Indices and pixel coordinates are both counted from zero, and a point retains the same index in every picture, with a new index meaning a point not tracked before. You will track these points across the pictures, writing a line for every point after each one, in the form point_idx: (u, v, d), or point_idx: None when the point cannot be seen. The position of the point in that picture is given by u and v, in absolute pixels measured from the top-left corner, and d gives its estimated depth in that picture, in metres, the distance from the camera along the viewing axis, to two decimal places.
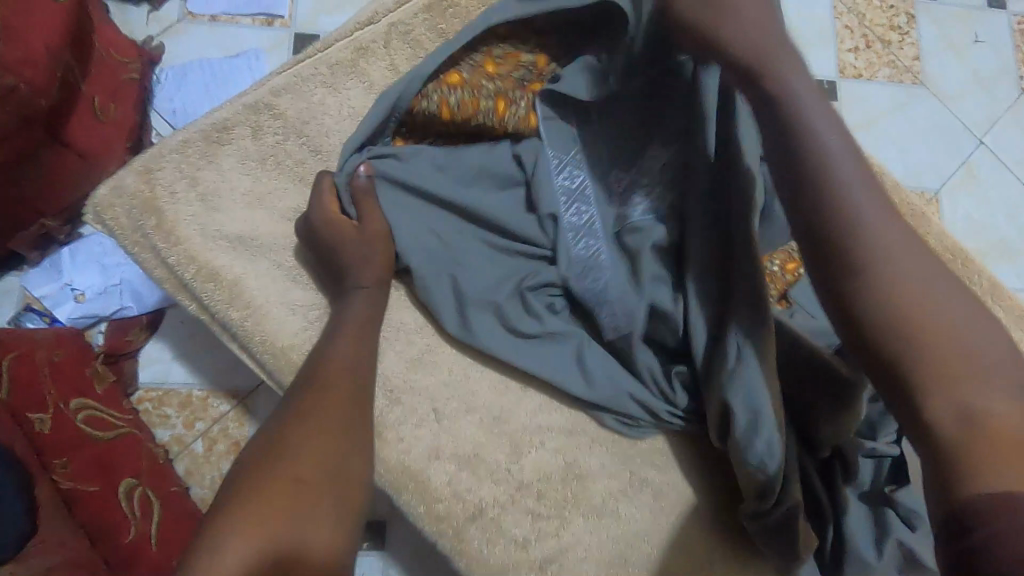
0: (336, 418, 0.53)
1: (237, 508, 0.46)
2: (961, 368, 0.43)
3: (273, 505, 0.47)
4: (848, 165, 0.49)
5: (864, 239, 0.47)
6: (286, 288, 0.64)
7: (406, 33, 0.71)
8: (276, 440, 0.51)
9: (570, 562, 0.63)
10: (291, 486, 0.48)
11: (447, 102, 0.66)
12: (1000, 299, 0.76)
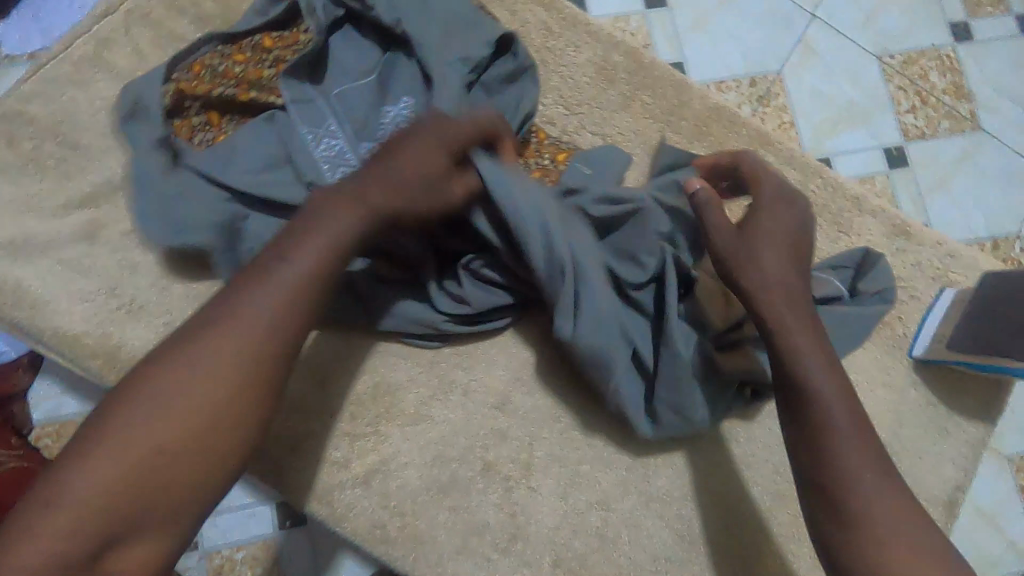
0: (238, 362, 0.46)
1: (122, 406, 0.44)
2: (879, 528, 0.51)
3: (168, 414, 0.44)
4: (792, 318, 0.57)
5: (837, 439, 0.53)
6: (69, 279, 0.67)
7: (145, 16, 0.73)
8: (176, 372, 0.45)
9: (392, 471, 0.67)
10: (192, 408, 0.45)
11: (186, 97, 0.68)
12: (769, 146, 0.80)
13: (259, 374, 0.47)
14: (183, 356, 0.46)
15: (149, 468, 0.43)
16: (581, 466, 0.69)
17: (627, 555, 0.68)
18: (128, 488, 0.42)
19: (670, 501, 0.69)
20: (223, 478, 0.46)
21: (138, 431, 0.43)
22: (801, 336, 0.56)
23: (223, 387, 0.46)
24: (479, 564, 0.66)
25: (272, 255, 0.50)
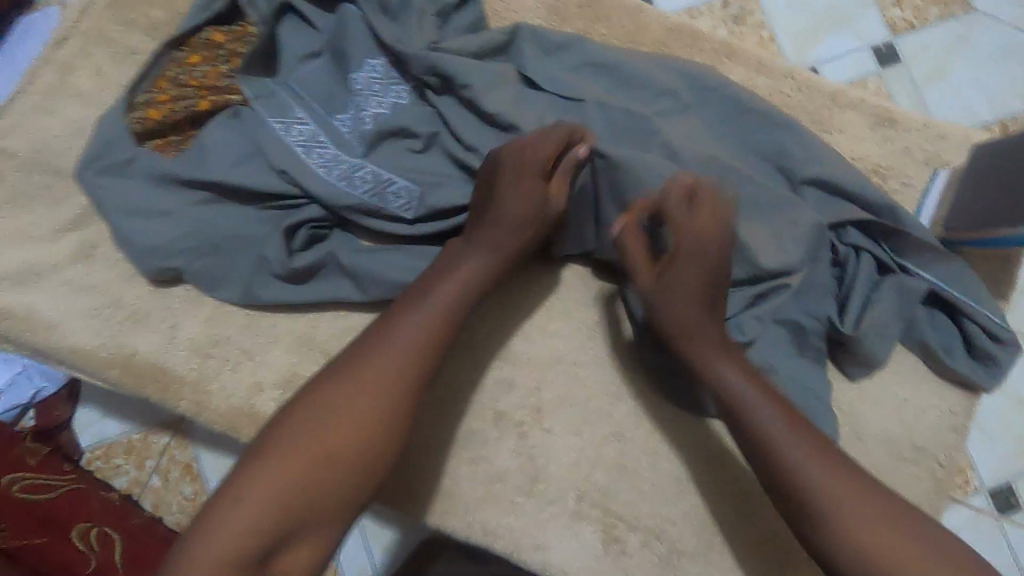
0: (376, 425, 0.54)
1: (300, 410, 0.54)
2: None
3: (339, 421, 0.53)
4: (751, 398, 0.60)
5: (819, 497, 0.56)
6: (76, 298, 0.70)
7: (98, 35, 0.75)
8: (323, 426, 0.53)
9: None
10: (353, 425, 0.53)
11: (154, 108, 0.70)
12: (736, 56, 0.79)
13: (385, 412, 0.55)
14: (348, 390, 0.55)
15: (304, 484, 0.51)
16: (591, 401, 0.71)
17: (649, 480, 0.69)
18: (294, 497, 0.50)
19: (684, 424, 0.70)
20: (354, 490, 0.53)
21: (319, 439, 0.52)
22: (708, 346, 0.63)
23: (361, 454, 0.53)
24: (507, 510, 0.68)
25: (395, 340, 0.57)
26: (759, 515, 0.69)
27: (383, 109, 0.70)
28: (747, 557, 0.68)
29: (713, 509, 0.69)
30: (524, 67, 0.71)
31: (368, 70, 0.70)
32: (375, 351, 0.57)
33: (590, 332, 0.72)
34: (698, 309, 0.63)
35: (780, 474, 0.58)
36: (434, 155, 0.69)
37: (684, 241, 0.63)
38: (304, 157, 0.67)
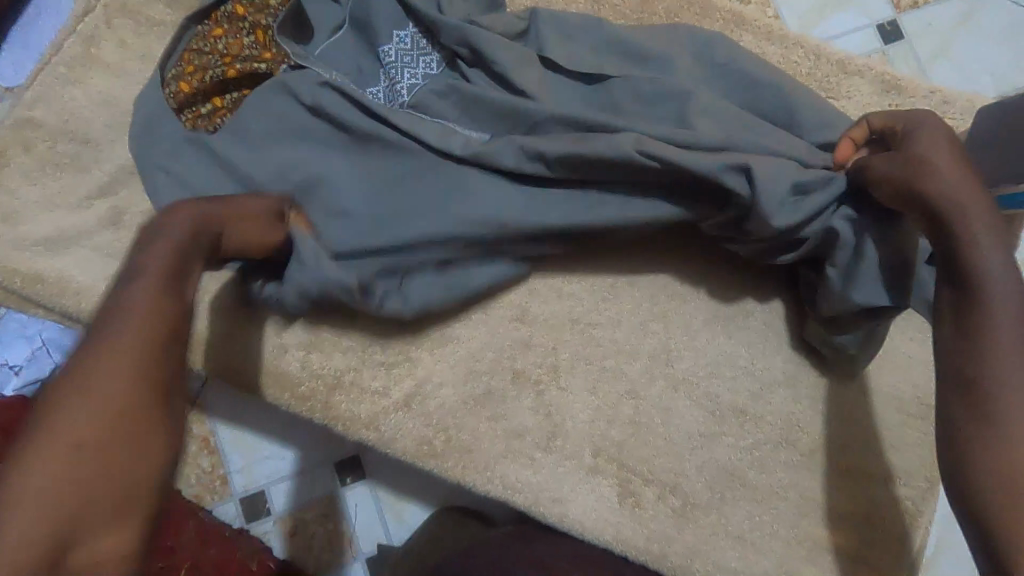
0: (112, 429, 0.41)
1: (46, 411, 0.40)
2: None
3: (60, 444, 0.39)
4: (999, 283, 0.50)
5: (1009, 375, 0.47)
6: (105, 262, 0.72)
7: (123, 8, 0.76)
8: (27, 454, 0.39)
9: (429, 392, 0.72)
10: (70, 465, 0.39)
11: (185, 77, 0.72)
12: (745, 27, 0.82)
13: (153, 394, 0.44)
14: (39, 436, 0.39)
15: (60, 497, 0.38)
16: (606, 361, 0.73)
17: (662, 436, 0.72)
18: (63, 517, 0.37)
19: (696, 382, 0.73)
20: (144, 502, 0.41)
21: (44, 477, 0.38)
22: (986, 233, 0.52)
23: (91, 456, 0.40)
24: (526, 465, 0.71)
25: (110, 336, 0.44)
26: (769, 468, 0.71)
27: (415, 81, 0.72)
28: (757, 508, 0.71)
29: (724, 463, 0.71)
30: (544, 45, 0.72)
31: (395, 41, 0.72)
32: (73, 372, 0.42)
33: (605, 295, 0.74)
34: (966, 187, 0.54)
35: (991, 362, 0.48)
36: (463, 117, 0.69)
37: (924, 176, 0.55)
38: (338, 121, 0.69)
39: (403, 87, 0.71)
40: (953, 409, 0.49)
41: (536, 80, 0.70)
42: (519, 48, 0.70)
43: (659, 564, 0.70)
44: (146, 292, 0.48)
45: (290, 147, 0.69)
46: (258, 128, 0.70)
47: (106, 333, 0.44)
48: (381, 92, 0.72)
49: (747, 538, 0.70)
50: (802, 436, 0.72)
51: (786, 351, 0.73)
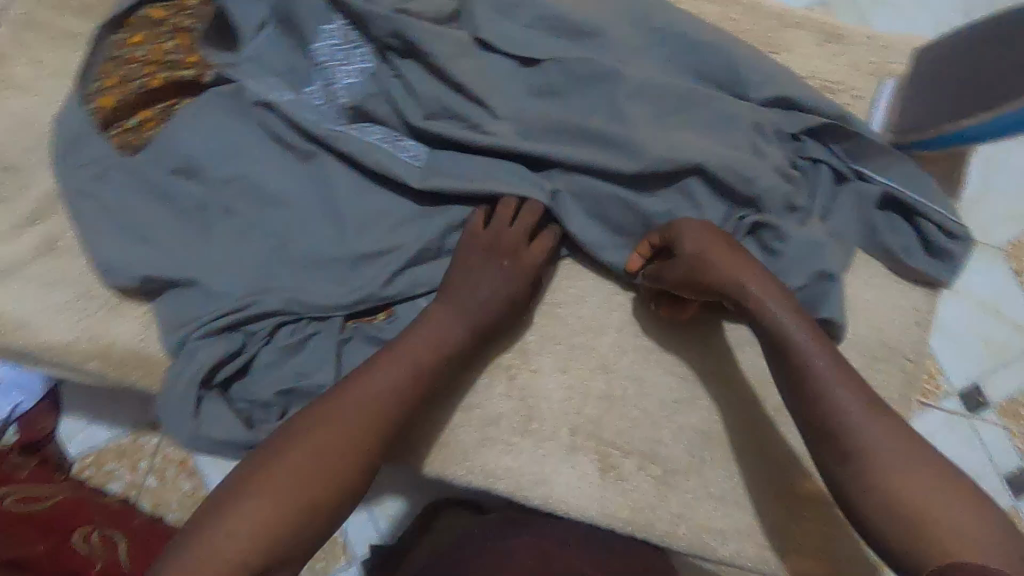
0: (311, 473, 0.55)
1: (279, 460, 0.55)
2: (922, 509, 0.51)
3: (269, 498, 0.52)
4: (805, 344, 0.59)
5: (868, 451, 0.54)
6: (43, 292, 0.68)
7: (32, 24, 0.72)
8: (273, 456, 0.55)
9: None
10: (321, 469, 0.55)
11: (108, 93, 0.69)
12: None
13: (324, 487, 0.55)
14: (297, 454, 0.55)
15: (281, 525, 0.52)
16: (575, 339, 0.72)
17: (637, 407, 0.72)
18: (272, 530, 0.51)
19: (665, 350, 0.73)
20: (317, 531, 0.54)
21: (301, 486, 0.54)
22: (769, 295, 0.61)
23: (313, 487, 0.54)
24: (504, 451, 0.70)
25: (298, 452, 0.55)
26: (744, 426, 0.72)
27: (353, 79, 0.69)
28: (736, 467, 0.71)
29: (700, 426, 0.72)
30: (478, 25, 0.70)
31: (326, 36, 0.69)
32: (280, 446, 0.56)
33: (567, 271, 0.74)
34: (736, 253, 0.63)
35: (816, 402, 0.57)
36: (410, 111, 0.69)
37: (695, 243, 0.63)
38: (288, 132, 0.69)
39: (342, 85, 0.69)
40: (828, 460, 0.56)
41: (473, 70, 0.69)
42: (456, 37, 0.68)
43: (646, 534, 0.70)
44: (382, 386, 0.60)
45: (239, 161, 0.68)
46: (201, 143, 0.68)
47: (366, 386, 0.60)
48: (321, 91, 0.70)
49: (730, 497, 0.71)
50: (773, 392, 0.73)
51: None
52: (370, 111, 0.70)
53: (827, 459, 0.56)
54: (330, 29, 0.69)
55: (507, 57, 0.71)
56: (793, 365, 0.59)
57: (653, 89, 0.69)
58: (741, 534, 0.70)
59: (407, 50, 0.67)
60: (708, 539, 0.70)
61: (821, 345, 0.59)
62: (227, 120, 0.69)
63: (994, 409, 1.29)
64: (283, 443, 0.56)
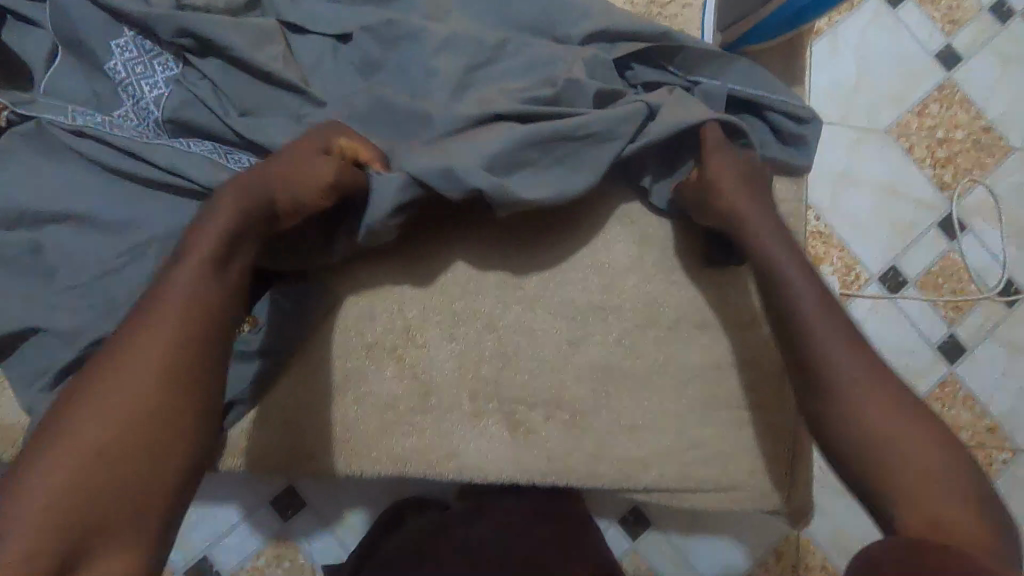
0: (141, 385, 0.46)
1: (74, 412, 0.44)
2: (900, 469, 0.50)
3: (105, 415, 0.44)
4: (792, 273, 0.61)
5: (841, 386, 0.55)
6: None
7: None
8: (96, 380, 0.46)
9: (285, 398, 0.68)
10: (134, 420, 0.45)
11: None
12: None
13: (167, 394, 0.47)
14: (119, 356, 0.47)
15: (109, 465, 0.43)
16: (456, 305, 0.71)
17: (533, 357, 0.71)
18: (101, 476, 0.42)
19: (549, 295, 0.72)
20: (175, 454, 0.46)
21: (132, 405, 0.45)
22: (767, 240, 0.64)
23: (150, 405, 0.46)
24: (409, 433, 0.68)
25: (145, 344, 0.48)
26: (641, 352, 0.72)
27: (161, 90, 0.65)
28: (641, 393, 0.71)
29: (599, 362, 0.71)
30: (282, 14, 0.69)
31: (121, 48, 0.64)
32: (125, 332, 0.49)
33: (434, 240, 0.72)
34: (729, 176, 0.66)
35: (813, 355, 0.57)
36: (231, 109, 0.65)
37: (715, 155, 0.66)
38: (98, 153, 0.64)
39: (150, 94, 0.65)
40: (804, 396, 0.58)
41: (283, 58, 0.66)
42: (259, 25, 0.65)
43: (569, 480, 0.70)
44: (183, 287, 0.51)
45: (57, 200, 0.64)
46: (9, 190, 0.63)
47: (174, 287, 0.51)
48: (132, 108, 0.66)
49: (641, 424, 0.71)
50: (665, 312, 0.73)
51: (623, 238, 0.73)
52: (188, 116, 0.65)
53: (802, 397, 0.58)
54: (124, 38, 0.64)
55: (321, 36, 0.69)
56: (784, 295, 0.61)
57: (468, 39, 0.68)
58: (660, 457, 0.71)
59: (206, 47, 0.64)
60: (629, 470, 0.70)
61: (828, 312, 0.59)
62: (34, 160, 0.64)
63: (914, 285, 1.33)
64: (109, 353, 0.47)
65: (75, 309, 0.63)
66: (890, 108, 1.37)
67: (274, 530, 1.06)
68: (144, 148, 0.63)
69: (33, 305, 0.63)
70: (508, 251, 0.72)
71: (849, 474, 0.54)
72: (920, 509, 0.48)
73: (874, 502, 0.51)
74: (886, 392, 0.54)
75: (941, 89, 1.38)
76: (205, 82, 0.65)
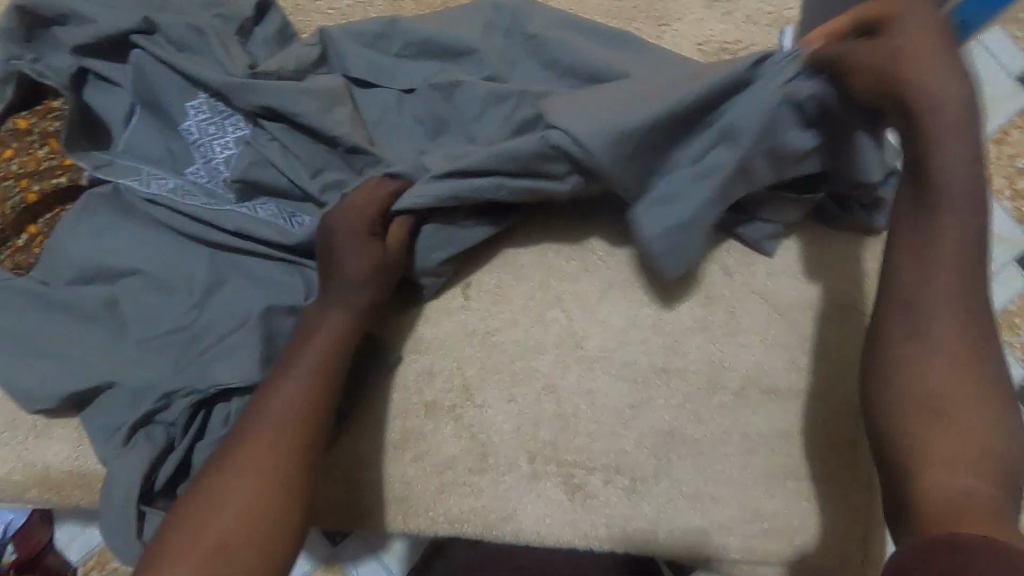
0: (261, 462, 0.56)
1: (212, 491, 0.55)
2: (961, 450, 0.54)
3: (239, 494, 0.55)
4: (946, 236, 0.58)
5: (897, 360, 0.58)
6: None
7: None
8: (224, 467, 0.56)
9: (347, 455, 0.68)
10: (255, 502, 0.55)
11: None
12: None
13: (281, 469, 0.56)
14: (234, 450, 0.57)
15: (227, 545, 0.52)
16: (517, 366, 0.70)
17: (592, 420, 0.69)
18: (222, 555, 0.52)
19: (610, 356, 0.70)
20: (289, 515, 0.55)
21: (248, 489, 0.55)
22: (948, 216, 0.59)
23: (269, 479, 0.56)
24: (466, 495, 0.68)
25: (261, 426, 0.58)
26: (705, 417, 0.69)
27: (231, 151, 0.66)
28: (705, 461, 0.69)
29: (661, 426, 0.69)
30: (349, 69, 0.70)
31: (195, 111, 0.66)
32: (246, 414, 0.59)
33: (493, 298, 0.71)
34: (968, 182, 0.59)
35: (904, 283, 0.59)
36: (299, 169, 0.65)
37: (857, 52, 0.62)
38: (178, 214, 0.66)
39: (223, 155, 0.66)
40: (868, 377, 0.60)
41: (350, 119, 0.66)
42: (326, 85, 0.65)
43: (626, 546, 0.68)
44: (306, 364, 0.60)
45: (136, 260, 0.66)
46: (92, 250, 0.66)
47: (294, 361, 0.61)
48: (204, 168, 0.67)
49: (704, 493, 0.69)
50: (731, 376, 0.70)
51: (689, 297, 0.71)
52: (258, 176, 0.65)
53: (864, 380, 0.60)
54: (198, 101, 0.66)
55: (390, 92, 0.70)
56: (932, 243, 0.59)
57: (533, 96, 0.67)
58: (723, 527, 0.68)
59: (272, 111, 0.64)
60: (691, 539, 0.68)
61: (958, 276, 0.58)
62: (114, 219, 0.67)
63: (987, 326, 1.25)
64: (227, 446, 0.57)
65: (151, 366, 0.65)
66: None
67: (324, 558, 1.07)
68: (216, 213, 0.65)
69: (112, 360, 0.65)
70: (576, 314, 0.71)
71: (876, 411, 0.59)
72: (944, 485, 0.53)
73: (889, 456, 0.57)
74: (976, 382, 0.56)
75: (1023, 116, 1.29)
76: (273, 143, 0.65)
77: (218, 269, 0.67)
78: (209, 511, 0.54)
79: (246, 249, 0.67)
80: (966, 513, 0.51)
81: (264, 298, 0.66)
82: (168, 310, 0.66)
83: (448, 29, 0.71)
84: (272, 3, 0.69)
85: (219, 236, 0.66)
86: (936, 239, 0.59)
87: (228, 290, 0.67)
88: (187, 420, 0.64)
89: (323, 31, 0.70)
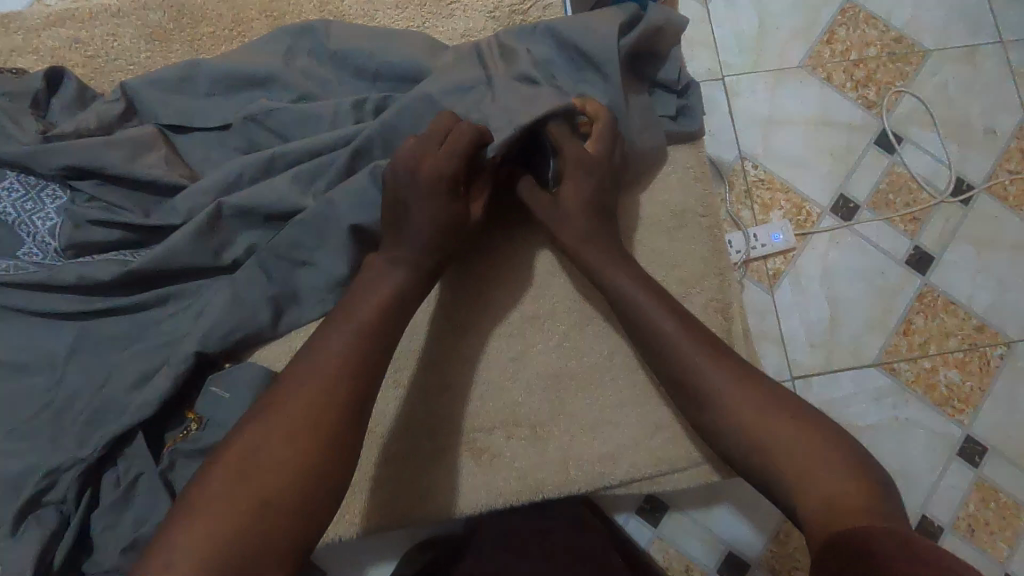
0: (309, 406, 0.54)
1: (231, 459, 0.51)
2: (790, 456, 0.55)
3: (295, 437, 0.52)
4: (646, 299, 0.65)
5: (679, 362, 0.62)
6: None
7: None
8: (252, 433, 0.53)
9: None
10: (297, 460, 0.51)
11: None
12: None
13: (324, 419, 0.53)
14: (259, 419, 0.54)
15: (263, 501, 0.49)
16: (450, 346, 0.71)
17: (481, 384, 0.71)
18: (247, 524, 0.48)
19: (482, 318, 0.72)
20: (331, 469, 0.52)
21: (300, 429, 0.53)
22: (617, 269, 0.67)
23: (321, 423, 0.53)
24: (377, 486, 0.69)
25: (317, 364, 0.56)
26: (585, 350, 0.72)
27: (53, 220, 0.66)
28: (595, 391, 0.71)
29: (547, 370, 0.71)
30: (159, 118, 0.70)
31: (7, 191, 0.66)
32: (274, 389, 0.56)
33: None
34: (605, 253, 0.68)
35: (646, 324, 0.65)
36: (125, 218, 0.66)
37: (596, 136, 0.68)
38: (15, 296, 0.65)
39: (45, 228, 0.66)
40: (688, 410, 0.63)
41: (164, 162, 0.69)
42: (135, 135, 0.68)
43: (544, 493, 0.70)
44: (350, 325, 0.58)
45: None
46: None
47: (341, 319, 0.59)
48: (32, 244, 0.67)
49: (603, 421, 0.71)
50: (600, 305, 0.73)
51: (542, 244, 0.74)
52: (86, 235, 0.66)
53: (687, 411, 0.63)
54: (7, 181, 0.66)
55: (202, 129, 0.71)
56: (642, 322, 0.65)
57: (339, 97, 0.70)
58: (627, 448, 0.71)
59: (84, 171, 0.65)
60: (602, 468, 0.70)
61: (667, 311, 0.64)
62: None
63: (866, 208, 1.20)
64: (268, 404, 0.55)
65: (23, 450, 0.63)
66: (797, 44, 1.26)
67: None
68: (52, 280, 0.65)
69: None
70: (491, 274, 0.73)
71: (708, 441, 0.62)
72: (814, 490, 0.53)
73: (734, 452, 0.59)
74: (750, 382, 0.60)
75: (843, 12, 1.27)
76: (96, 202, 0.67)
77: (68, 340, 0.66)
78: (253, 454, 0.51)
79: (90, 311, 0.66)
80: (844, 512, 0.50)
81: (124, 353, 0.66)
82: (28, 391, 0.65)
83: (245, 55, 0.72)
84: (64, 71, 0.70)
85: (63, 304, 0.66)
86: (633, 311, 0.65)
87: (86, 356, 0.66)
88: (77, 491, 0.63)
89: (121, 85, 0.71)
